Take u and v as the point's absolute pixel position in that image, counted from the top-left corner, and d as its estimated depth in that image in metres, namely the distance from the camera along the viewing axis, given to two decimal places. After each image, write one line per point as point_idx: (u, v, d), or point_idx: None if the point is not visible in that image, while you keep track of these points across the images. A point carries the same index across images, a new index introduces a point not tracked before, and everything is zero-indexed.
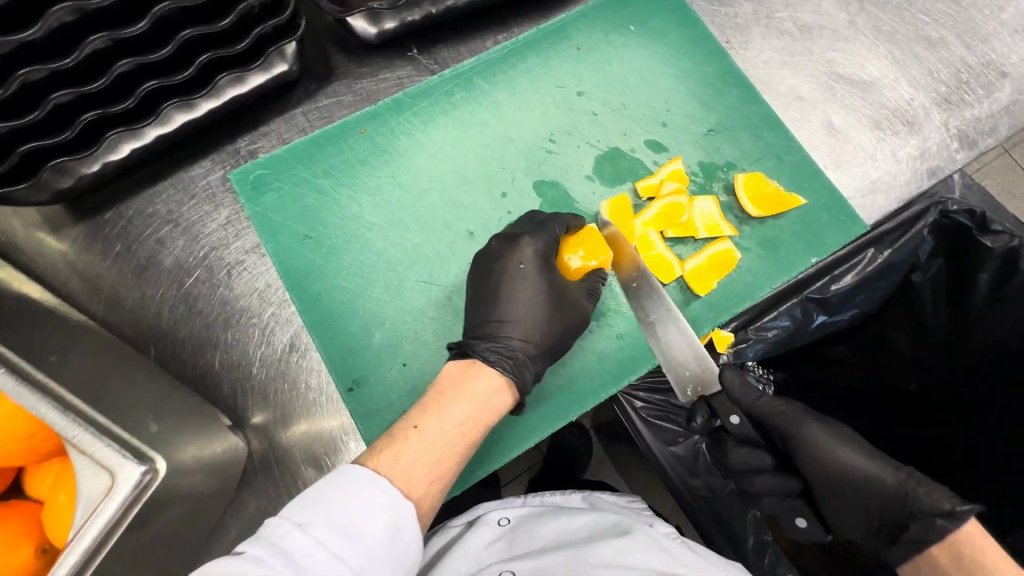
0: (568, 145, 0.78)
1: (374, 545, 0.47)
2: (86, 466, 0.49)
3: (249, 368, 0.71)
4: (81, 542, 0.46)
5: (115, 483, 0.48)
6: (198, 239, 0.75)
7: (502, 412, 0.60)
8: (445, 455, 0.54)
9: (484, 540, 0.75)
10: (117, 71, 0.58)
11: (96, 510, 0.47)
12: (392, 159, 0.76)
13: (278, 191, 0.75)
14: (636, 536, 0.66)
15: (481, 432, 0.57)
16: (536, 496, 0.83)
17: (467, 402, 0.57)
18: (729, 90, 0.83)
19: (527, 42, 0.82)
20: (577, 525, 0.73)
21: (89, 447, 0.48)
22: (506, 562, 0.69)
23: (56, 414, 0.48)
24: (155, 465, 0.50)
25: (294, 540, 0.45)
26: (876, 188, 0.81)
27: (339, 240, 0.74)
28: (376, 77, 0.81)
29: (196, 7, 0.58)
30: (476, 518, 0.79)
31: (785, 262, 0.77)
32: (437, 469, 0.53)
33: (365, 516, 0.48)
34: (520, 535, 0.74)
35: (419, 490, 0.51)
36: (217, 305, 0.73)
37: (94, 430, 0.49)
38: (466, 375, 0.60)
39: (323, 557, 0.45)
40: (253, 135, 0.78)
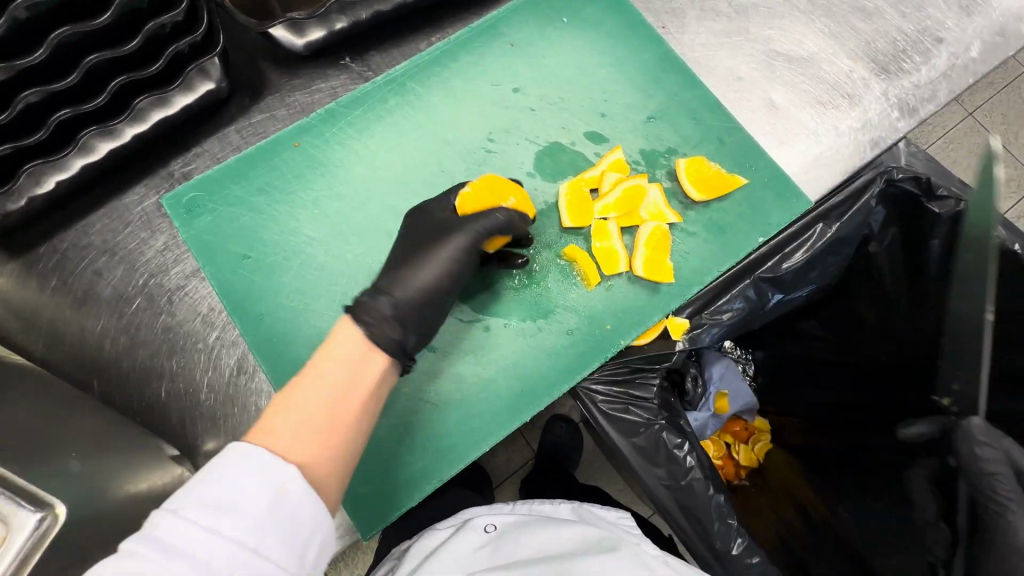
0: (507, 143, 0.78)
1: (252, 517, 0.44)
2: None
3: (197, 396, 0.69)
4: None
5: (9, 532, 0.43)
6: (136, 267, 0.73)
7: (380, 373, 0.57)
8: (326, 423, 0.51)
9: (470, 546, 0.73)
10: (23, 102, 0.57)
11: None
12: (327, 172, 0.76)
13: (213, 213, 0.75)
14: (623, 553, 0.67)
15: (360, 392, 0.54)
16: (524, 504, 0.81)
17: (328, 367, 0.54)
18: (667, 76, 0.82)
19: (459, 42, 0.81)
20: (566, 535, 0.72)
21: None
22: (489, 573, 0.68)
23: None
24: (54, 509, 0.45)
25: (167, 525, 0.42)
26: (820, 163, 0.81)
27: (278, 258, 0.74)
28: (309, 89, 0.80)
29: (97, 31, 0.57)
30: (464, 522, 0.77)
31: (731, 244, 0.77)
32: (319, 439, 0.50)
33: (243, 486, 0.45)
34: (506, 544, 0.72)
35: (303, 455, 0.49)
36: (160, 333, 0.71)
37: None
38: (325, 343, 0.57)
39: (196, 536, 0.42)
40: (186, 156, 0.77)
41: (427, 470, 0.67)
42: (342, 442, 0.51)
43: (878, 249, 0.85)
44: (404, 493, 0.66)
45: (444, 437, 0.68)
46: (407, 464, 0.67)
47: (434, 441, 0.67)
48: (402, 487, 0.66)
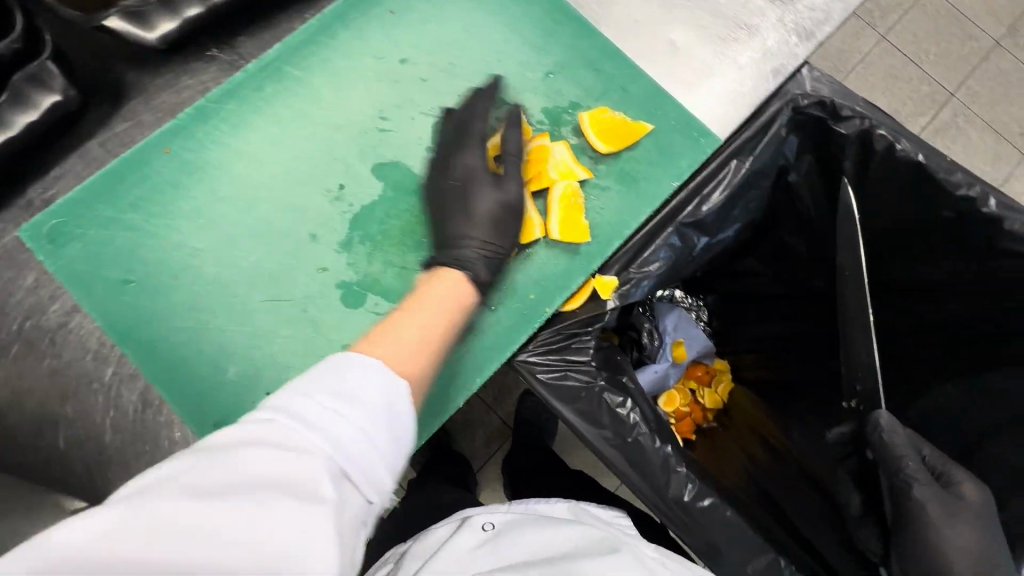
0: (402, 119, 0.72)
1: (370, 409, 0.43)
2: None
3: (101, 438, 0.64)
4: None
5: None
6: (7, 311, 0.66)
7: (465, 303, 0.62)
8: (428, 336, 0.55)
9: (467, 545, 0.68)
10: None
11: None
12: (210, 174, 0.68)
13: (82, 239, 0.65)
14: (623, 554, 0.64)
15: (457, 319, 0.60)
16: (520, 501, 0.76)
17: (438, 305, 0.58)
18: (561, 28, 0.78)
19: (333, 15, 0.74)
20: (564, 535, 0.68)
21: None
22: (493, 572, 0.63)
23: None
24: None
25: (296, 405, 0.41)
26: (726, 99, 0.80)
27: (163, 280, 0.65)
28: (175, 88, 0.73)
29: None
30: (464, 520, 0.73)
31: (647, 193, 0.75)
32: (424, 347, 0.54)
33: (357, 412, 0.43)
34: (506, 542, 0.67)
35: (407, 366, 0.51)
36: (47, 377, 0.65)
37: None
38: (431, 280, 0.63)
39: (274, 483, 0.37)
40: (46, 181, 0.69)
41: None
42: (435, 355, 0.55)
43: (798, 178, 0.87)
44: None
45: None
46: None
47: None
48: None
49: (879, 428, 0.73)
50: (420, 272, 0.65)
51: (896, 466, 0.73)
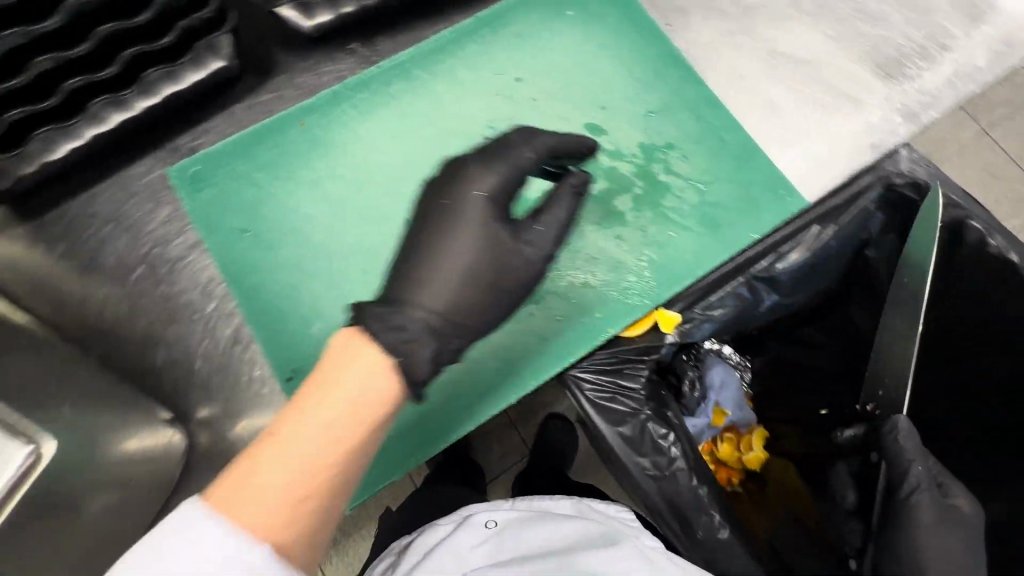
0: (508, 132, 0.79)
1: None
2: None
3: (192, 363, 0.72)
4: None
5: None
6: (140, 237, 0.75)
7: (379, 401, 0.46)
8: (335, 434, 0.44)
9: (469, 542, 0.72)
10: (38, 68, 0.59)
11: None
12: (331, 151, 0.76)
13: (214, 186, 0.74)
14: (623, 547, 0.67)
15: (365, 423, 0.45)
16: (524, 499, 0.79)
17: (340, 394, 0.45)
18: (670, 72, 0.83)
19: (465, 31, 0.82)
20: (564, 532, 0.72)
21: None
22: (491, 567, 0.68)
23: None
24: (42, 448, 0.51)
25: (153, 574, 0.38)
26: (819, 164, 0.82)
27: (276, 234, 0.72)
28: (316, 71, 0.82)
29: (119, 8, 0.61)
30: (464, 517, 0.76)
31: (726, 239, 0.77)
32: (303, 488, 0.42)
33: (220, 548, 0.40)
34: (507, 539, 0.72)
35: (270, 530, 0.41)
36: (160, 301, 0.73)
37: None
38: (344, 348, 0.47)
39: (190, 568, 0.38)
40: (194, 132, 0.79)
41: (420, 437, 0.71)
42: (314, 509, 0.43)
43: (876, 254, 0.84)
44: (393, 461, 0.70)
45: (437, 412, 0.71)
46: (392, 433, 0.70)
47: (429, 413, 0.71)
48: (400, 452, 0.70)
49: (897, 428, 0.71)
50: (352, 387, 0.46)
51: (904, 470, 0.69)
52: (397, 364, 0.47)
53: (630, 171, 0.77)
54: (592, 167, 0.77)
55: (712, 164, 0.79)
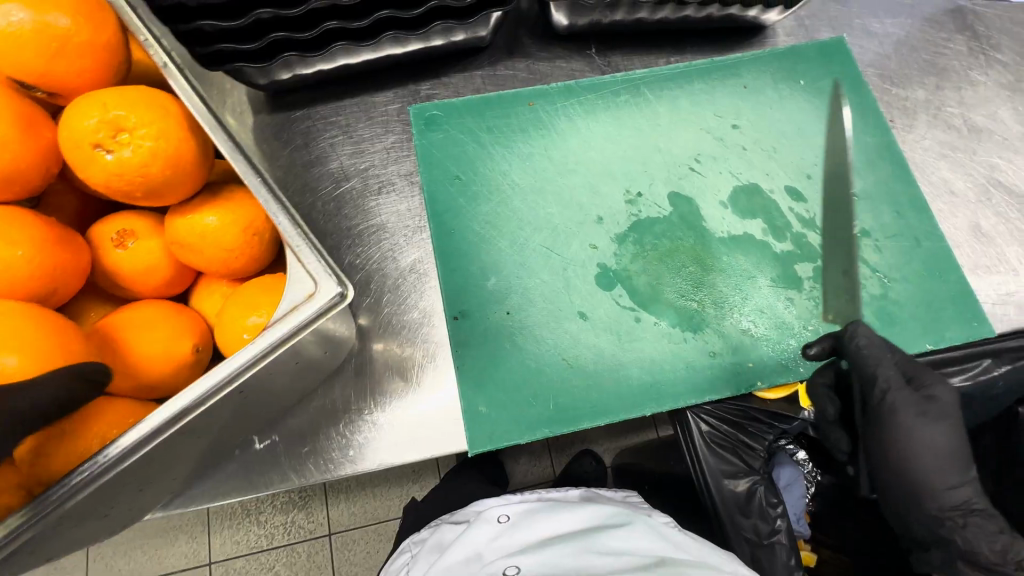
0: (711, 169, 0.82)
1: None
2: (297, 273, 0.54)
3: (370, 274, 0.80)
4: (278, 330, 0.51)
5: (317, 291, 0.53)
6: (363, 154, 0.86)
7: None
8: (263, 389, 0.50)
9: (487, 535, 0.74)
10: (377, 15, 0.72)
11: (300, 308, 0.52)
12: (549, 136, 0.83)
13: (445, 133, 0.83)
14: (636, 526, 0.71)
15: None
16: (532, 493, 0.85)
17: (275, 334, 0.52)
18: (883, 164, 0.84)
19: (699, 69, 0.87)
20: (576, 517, 0.75)
21: (304, 258, 0.54)
22: (511, 556, 0.70)
23: (287, 224, 0.54)
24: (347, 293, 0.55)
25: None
26: (1011, 300, 0.79)
27: (483, 189, 0.80)
28: (552, 64, 0.90)
29: None
30: (477, 515, 0.79)
31: (898, 339, 0.75)
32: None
33: None
34: (521, 528, 0.74)
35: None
36: (362, 212, 0.83)
37: (313, 245, 0.54)
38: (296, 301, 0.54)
39: None
40: (434, 82, 0.89)
41: (537, 419, 0.70)
42: None
43: None
44: (510, 434, 0.69)
45: (564, 401, 0.70)
46: (523, 411, 0.70)
47: (556, 400, 0.71)
48: (512, 427, 0.69)
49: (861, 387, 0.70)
50: None
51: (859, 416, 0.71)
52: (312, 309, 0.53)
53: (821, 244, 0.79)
54: (782, 227, 0.79)
55: (903, 264, 0.78)
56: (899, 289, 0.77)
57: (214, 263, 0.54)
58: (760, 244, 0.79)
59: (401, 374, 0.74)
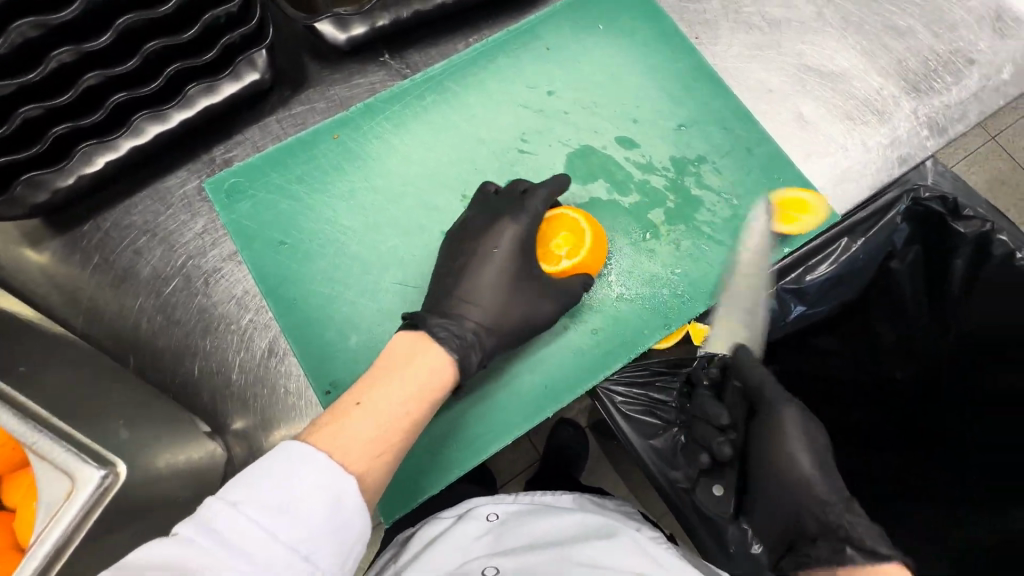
0: (540, 145, 0.79)
1: (312, 519, 0.47)
2: (45, 472, 0.48)
3: (228, 375, 0.72)
4: (42, 547, 0.46)
5: (75, 487, 0.47)
6: (175, 248, 0.75)
7: (443, 390, 0.61)
8: (408, 407, 0.57)
9: (472, 534, 0.75)
10: (113, 103, 0.63)
11: (57, 515, 0.46)
12: (365, 164, 0.78)
13: (252, 199, 0.76)
14: (621, 540, 0.69)
15: (425, 408, 0.58)
16: (526, 494, 0.83)
17: (412, 378, 0.59)
18: (700, 85, 0.84)
19: (496, 44, 0.83)
20: (566, 523, 0.74)
21: (49, 453, 0.48)
22: (492, 557, 0.70)
23: (17, 420, 0.48)
24: (116, 469, 0.50)
25: (227, 518, 0.45)
26: (846, 177, 0.81)
27: (314, 245, 0.75)
28: (348, 83, 0.81)
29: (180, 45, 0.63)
30: (465, 511, 0.79)
31: (758, 252, 0.78)
32: (382, 444, 0.54)
33: (299, 488, 0.48)
34: (509, 530, 0.74)
35: (362, 465, 0.52)
36: (195, 313, 0.73)
37: (55, 436, 0.49)
38: (407, 355, 0.61)
39: (256, 535, 0.45)
40: (227, 143, 0.79)
41: (446, 460, 0.71)
42: (391, 451, 0.55)
43: (900, 266, 0.85)
44: (430, 481, 0.70)
45: (465, 432, 0.72)
46: (438, 452, 0.71)
47: (455, 433, 0.71)
48: (426, 476, 0.71)
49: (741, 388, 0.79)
50: (393, 339, 0.63)
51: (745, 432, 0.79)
52: (458, 360, 0.64)
53: (663, 184, 0.79)
54: (624, 180, 0.78)
55: (742, 177, 0.80)
56: (744, 203, 0.80)
57: None
58: (609, 205, 0.77)
59: None
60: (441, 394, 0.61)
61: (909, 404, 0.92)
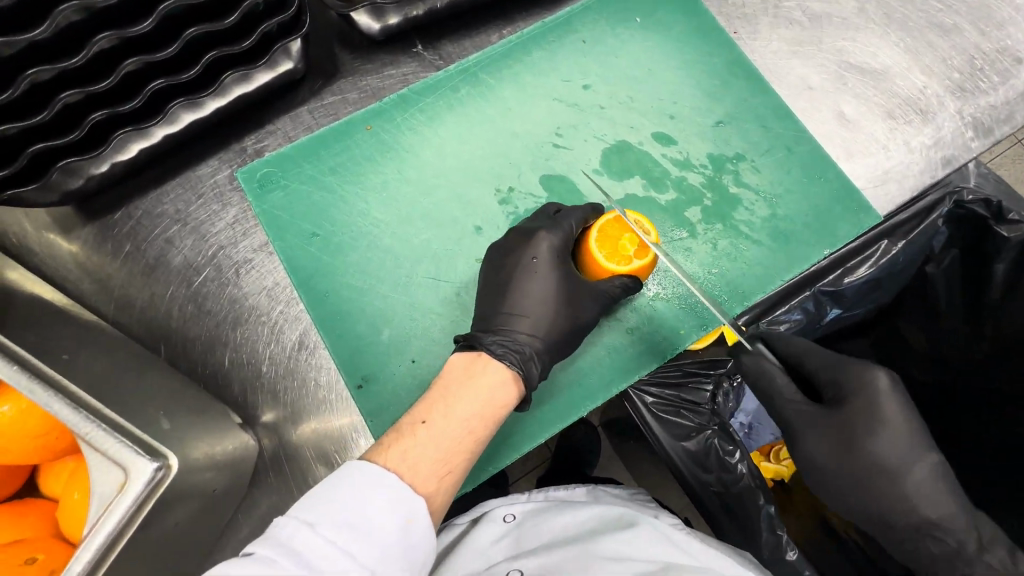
0: (575, 139, 0.78)
1: (385, 538, 0.47)
2: (97, 462, 0.48)
3: (258, 367, 0.72)
4: (95, 539, 0.46)
5: (128, 480, 0.48)
6: (206, 238, 0.75)
7: (508, 407, 0.59)
8: (473, 426, 0.56)
9: (493, 537, 0.74)
10: (151, 90, 0.62)
11: (109, 507, 0.47)
12: (398, 156, 0.77)
13: (283, 189, 0.75)
14: (641, 528, 0.67)
15: (489, 427, 0.57)
16: (540, 491, 0.82)
17: (478, 394, 0.58)
18: (738, 81, 0.82)
19: (532, 36, 0.81)
20: (583, 517, 0.73)
21: (103, 445, 0.48)
22: (515, 559, 0.69)
23: (68, 410, 0.48)
24: (168, 461, 0.50)
25: (303, 538, 0.45)
26: (889, 177, 0.80)
27: (346, 237, 0.74)
28: (381, 74, 0.80)
29: (219, 31, 0.62)
30: (482, 514, 0.78)
31: (797, 253, 0.77)
32: (447, 464, 0.53)
33: (372, 505, 0.48)
34: (526, 531, 0.74)
35: (429, 487, 0.52)
36: (226, 303, 0.73)
37: (108, 427, 0.48)
38: (472, 369, 0.60)
39: (333, 555, 0.45)
40: (259, 133, 0.78)
41: (477, 459, 0.70)
42: (457, 471, 0.54)
43: (936, 271, 0.84)
44: (459, 479, 0.69)
45: (496, 430, 0.70)
46: None
47: None
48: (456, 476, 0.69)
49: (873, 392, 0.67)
50: (455, 354, 0.62)
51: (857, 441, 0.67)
52: (520, 374, 0.62)
53: (700, 182, 0.77)
54: (660, 177, 0.77)
55: (781, 176, 0.79)
56: (782, 202, 0.78)
57: (34, 452, 0.53)
58: (644, 202, 0.76)
59: (324, 458, 0.70)
60: (505, 410, 0.59)
61: (926, 408, 0.91)
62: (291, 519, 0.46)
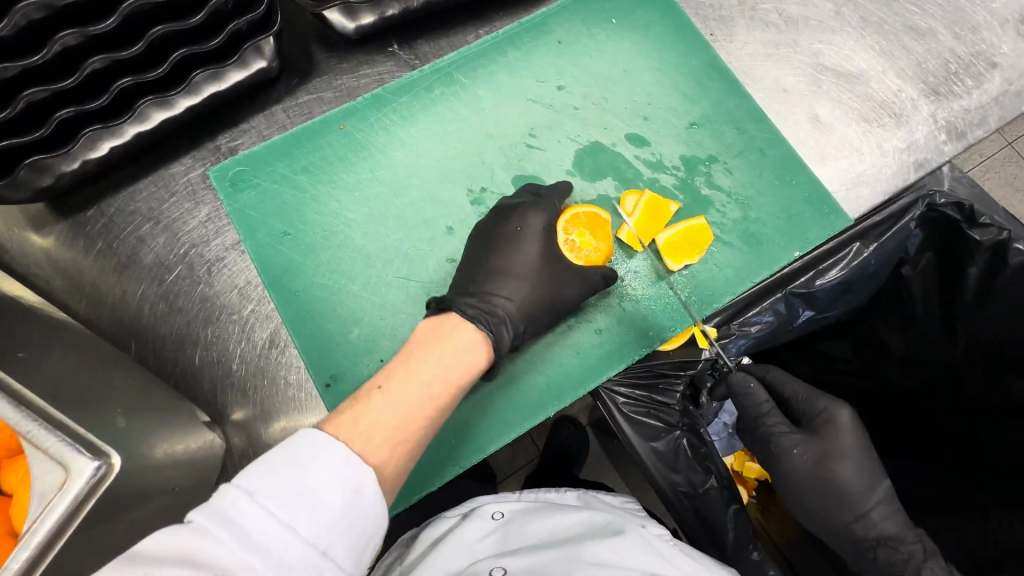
0: (549, 140, 0.78)
1: (328, 513, 0.46)
2: (40, 461, 0.48)
3: (228, 365, 0.71)
4: (36, 536, 0.46)
5: (69, 478, 0.47)
6: (179, 236, 0.74)
7: (473, 372, 0.60)
8: (431, 392, 0.56)
9: (478, 533, 0.74)
10: (118, 88, 0.62)
11: (50, 504, 0.46)
12: (372, 155, 0.77)
13: (255, 188, 0.77)
14: (627, 536, 0.66)
15: (449, 394, 0.57)
16: (531, 492, 0.82)
17: (439, 361, 0.58)
18: (713, 83, 0.82)
19: (508, 36, 0.81)
20: (570, 522, 0.72)
21: (44, 443, 0.48)
22: (499, 557, 0.68)
23: (9, 408, 0.48)
24: (110, 460, 0.50)
25: (242, 508, 0.44)
26: (862, 180, 0.79)
27: (317, 236, 0.76)
28: (356, 73, 0.80)
29: (187, 30, 0.62)
30: (471, 510, 0.78)
31: (767, 256, 0.78)
32: (401, 433, 0.53)
33: (319, 479, 0.46)
34: (513, 530, 0.73)
35: (379, 456, 0.51)
36: (198, 302, 0.73)
37: (48, 425, 0.48)
38: (436, 336, 0.61)
39: (273, 527, 0.44)
40: (233, 132, 0.78)
41: (445, 458, 0.70)
42: (411, 440, 0.54)
43: (912, 273, 0.84)
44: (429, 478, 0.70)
45: (466, 429, 0.71)
46: (436, 449, 0.70)
47: (455, 430, 0.71)
48: (422, 473, 0.70)
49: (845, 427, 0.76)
50: (422, 321, 0.64)
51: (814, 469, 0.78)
52: (488, 336, 0.64)
53: (672, 184, 0.78)
54: (633, 178, 0.77)
55: (753, 179, 0.79)
56: (754, 204, 0.79)
57: None
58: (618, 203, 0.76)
59: None
60: (468, 380, 0.60)
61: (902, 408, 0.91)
62: (235, 488, 0.45)
